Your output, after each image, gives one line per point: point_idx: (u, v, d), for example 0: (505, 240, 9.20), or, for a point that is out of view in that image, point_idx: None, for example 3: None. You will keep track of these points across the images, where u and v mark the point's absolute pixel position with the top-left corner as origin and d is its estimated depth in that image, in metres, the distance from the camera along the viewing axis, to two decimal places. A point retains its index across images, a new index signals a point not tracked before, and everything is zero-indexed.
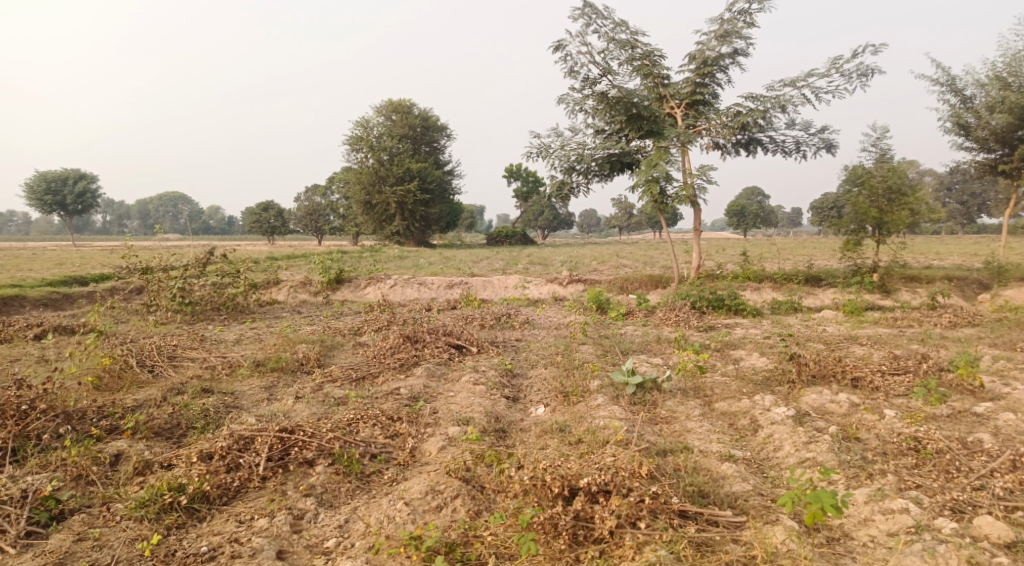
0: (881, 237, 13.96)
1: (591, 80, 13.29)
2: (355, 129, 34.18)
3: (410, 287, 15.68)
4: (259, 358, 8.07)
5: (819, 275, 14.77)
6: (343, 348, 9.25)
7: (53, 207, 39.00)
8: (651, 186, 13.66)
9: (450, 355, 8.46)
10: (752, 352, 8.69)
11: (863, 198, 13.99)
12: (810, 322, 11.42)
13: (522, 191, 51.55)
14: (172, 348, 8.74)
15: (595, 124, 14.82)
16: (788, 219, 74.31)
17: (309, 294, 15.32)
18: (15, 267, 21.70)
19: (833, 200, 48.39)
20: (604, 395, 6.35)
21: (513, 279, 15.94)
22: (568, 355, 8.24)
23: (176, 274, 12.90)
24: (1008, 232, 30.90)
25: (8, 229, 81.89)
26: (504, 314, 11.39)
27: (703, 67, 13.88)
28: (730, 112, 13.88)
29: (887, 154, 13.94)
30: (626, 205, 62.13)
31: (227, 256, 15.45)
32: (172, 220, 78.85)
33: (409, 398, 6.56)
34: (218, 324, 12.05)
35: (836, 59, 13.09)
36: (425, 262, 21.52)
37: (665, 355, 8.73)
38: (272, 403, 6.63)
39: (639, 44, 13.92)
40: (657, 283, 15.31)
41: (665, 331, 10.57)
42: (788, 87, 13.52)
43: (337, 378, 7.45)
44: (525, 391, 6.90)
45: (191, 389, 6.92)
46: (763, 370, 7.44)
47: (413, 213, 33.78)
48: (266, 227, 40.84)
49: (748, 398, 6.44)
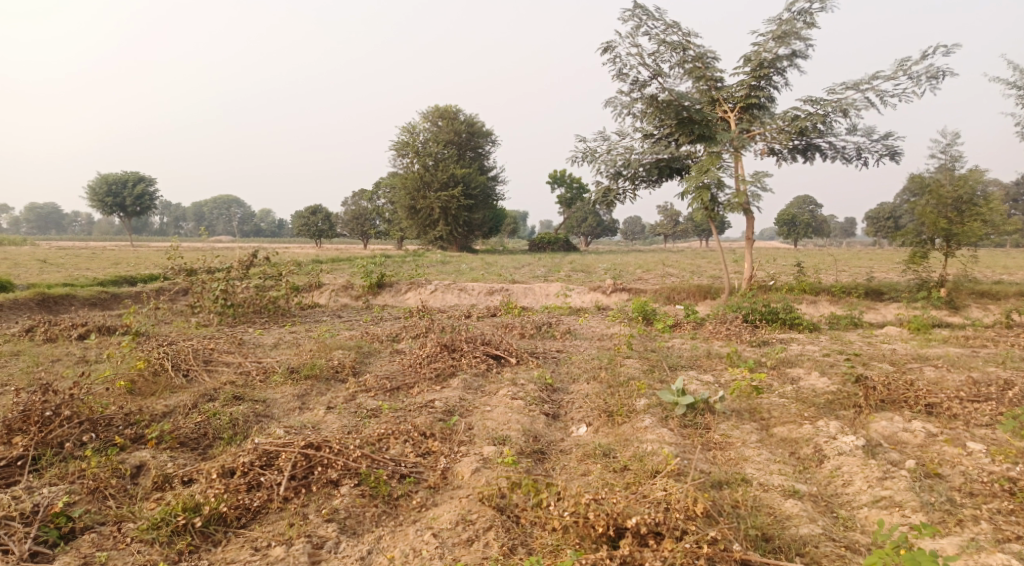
0: (949, 250, 13.04)
1: (640, 83, 12.86)
2: (402, 134, 34.29)
3: (450, 293, 15.48)
4: (294, 364, 7.90)
5: (881, 288, 13.91)
6: (379, 355, 9.01)
7: (114, 208, 40.43)
8: (702, 193, 13.11)
9: (488, 366, 8.12)
10: (812, 372, 8.09)
11: (930, 208, 13.12)
12: (872, 340, 10.69)
13: (566, 197, 51.06)
14: (209, 351, 8.66)
15: (643, 128, 14.35)
16: (842, 229, 71.60)
17: (350, 298, 15.28)
18: (75, 266, 22.49)
19: (891, 209, 46.47)
20: (650, 415, 5.91)
21: (555, 287, 15.57)
22: (612, 369, 7.80)
23: (219, 276, 12.97)
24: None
25: (73, 229, 85.69)
26: (545, 323, 11.01)
27: (759, 70, 13.25)
28: (787, 116, 13.25)
29: (959, 161, 13.04)
30: (673, 212, 60.97)
31: (272, 259, 15.53)
32: (225, 222, 81.14)
33: (443, 411, 6.25)
34: (259, 327, 12.01)
35: (903, 61, 12.33)
36: (466, 267, 21.34)
37: (715, 372, 8.22)
38: (303, 413, 6.41)
39: (691, 46, 13.43)
40: (705, 293, 14.70)
41: (716, 346, 10.03)
42: (851, 90, 12.80)
43: (371, 387, 7.20)
44: (566, 408, 6.50)
45: (223, 396, 6.78)
46: (826, 392, 6.86)
47: (457, 218, 33.74)
48: (313, 230, 41.55)
49: (810, 423, 5.90)
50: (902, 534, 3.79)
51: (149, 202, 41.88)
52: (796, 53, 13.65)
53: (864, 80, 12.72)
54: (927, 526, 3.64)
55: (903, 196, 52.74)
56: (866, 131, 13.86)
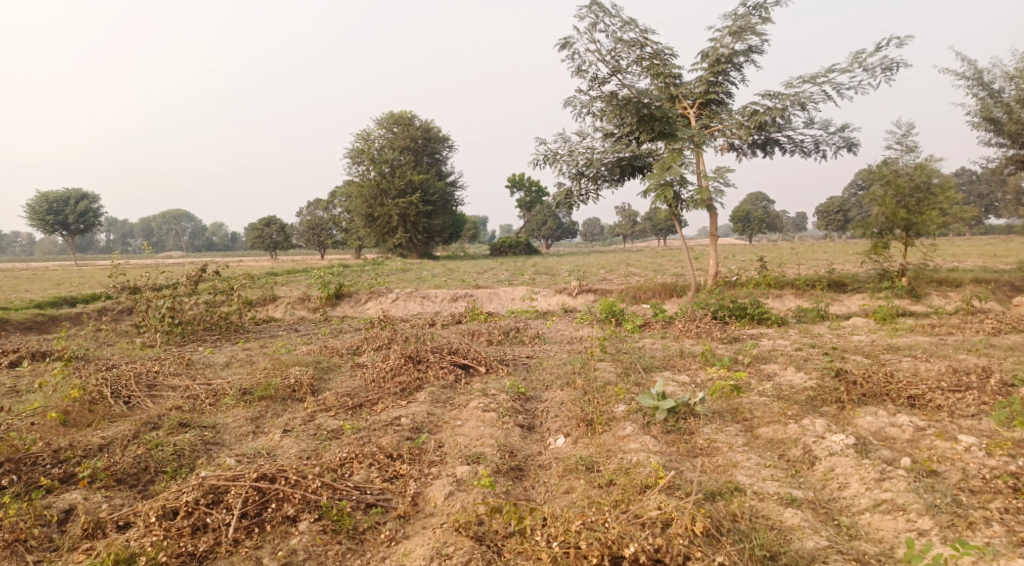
0: (909, 239, 13.18)
1: (600, 79, 12.65)
2: (356, 141, 33.54)
3: (413, 301, 15.00)
4: (247, 384, 7.36)
5: (844, 280, 13.97)
6: (340, 370, 8.51)
7: (55, 226, 38.47)
8: (665, 190, 12.95)
9: (456, 376, 7.71)
10: (788, 367, 7.93)
11: (889, 198, 13.24)
12: (840, 332, 10.65)
13: (525, 201, 50.81)
14: (153, 375, 8.03)
15: (603, 127, 14.15)
16: (793, 224, 73.20)
17: (307, 311, 14.67)
18: (12, 288, 21.16)
19: (840, 203, 47.74)
20: (631, 422, 5.60)
21: (520, 290, 15.24)
22: (586, 374, 7.48)
23: (166, 293, 12.24)
24: (1015, 235, 30.14)
25: (12, 249, 81.63)
26: (513, 328, 10.65)
27: (717, 65, 13.19)
28: (746, 110, 13.23)
29: (914, 151, 13.21)
30: (631, 213, 61.47)
31: (223, 273, 14.78)
32: (175, 237, 78.53)
33: (411, 429, 5.83)
34: (210, 345, 11.33)
35: (857, 53, 12.43)
36: (428, 274, 20.83)
37: (691, 371, 7.99)
38: (257, 438, 5.90)
39: (648, 43, 13.30)
40: (672, 291, 14.55)
41: (688, 344, 9.83)
42: (807, 84, 12.85)
43: (331, 406, 6.71)
44: (541, 418, 6.14)
45: (167, 423, 6.23)
46: (805, 388, 6.67)
47: (416, 225, 33.14)
48: (269, 242, 40.39)
49: (796, 422, 5.68)
50: (917, 548, 3.60)
51: (93, 219, 40.00)
52: (751, 48, 13.67)
53: (820, 73, 12.78)
54: (968, 545, 3.44)
55: (850, 190, 54.41)
56: (823, 124, 13.95)
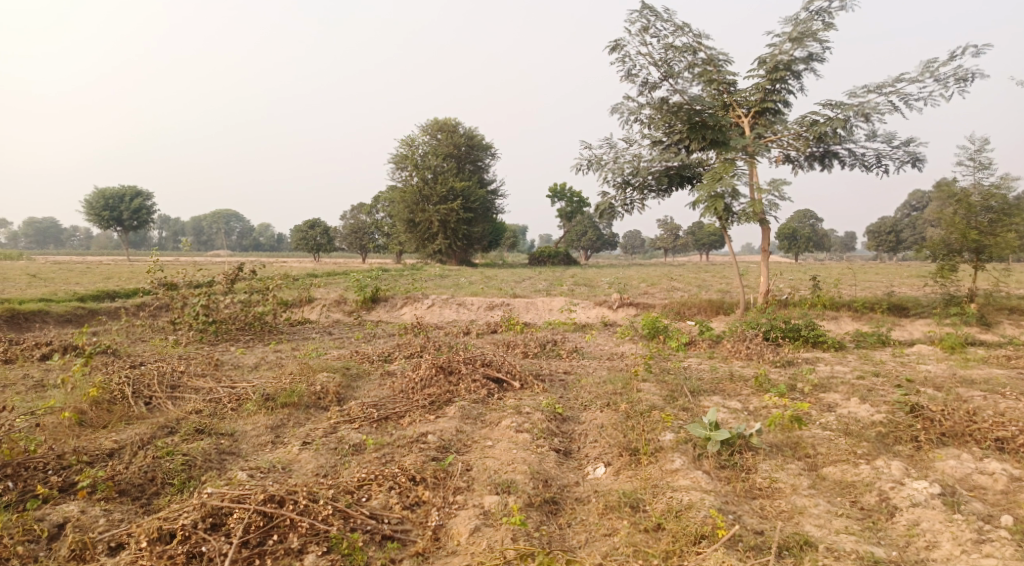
0: (981, 263, 12.19)
1: (651, 84, 12.12)
2: (400, 147, 33.59)
3: (448, 308, 14.64)
4: (271, 389, 7.03)
5: (906, 303, 13.03)
6: (368, 378, 8.15)
7: (111, 222, 39.59)
8: (716, 202, 12.31)
9: (488, 390, 7.24)
10: (851, 398, 7.24)
11: (959, 218, 12.24)
12: (904, 359, 9.83)
13: (566, 211, 50.17)
14: (178, 375, 7.81)
15: (651, 134, 13.58)
16: (841, 243, 70.68)
17: (342, 314, 14.46)
18: (64, 280, 21.65)
19: (892, 224, 45.76)
20: (679, 454, 5.05)
21: (559, 301, 14.73)
22: (628, 395, 6.93)
23: (201, 291, 12.15)
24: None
25: (71, 243, 84.90)
26: (550, 340, 10.15)
27: (774, 73, 12.51)
28: (805, 121, 12.51)
29: (988, 168, 12.27)
30: (673, 226, 60.35)
31: (259, 272, 14.68)
32: (223, 237, 80.48)
33: (437, 448, 5.39)
34: (242, 345, 11.15)
35: (930, 62, 11.61)
36: (465, 281, 20.50)
37: (742, 397, 7.37)
38: (275, 449, 5.56)
39: (702, 48, 12.72)
40: (718, 308, 13.84)
41: (737, 367, 9.18)
42: (873, 93, 12.07)
43: (355, 417, 6.33)
44: (578, 443, 5.64)
45: (183, 429, 5.96)
46: (874, 422, 5.99)
47: (456, 232, 32.95)
48: (312, 244, 40.80)
49: (866, 463, 5.05)
50: None
51: (146, 216, 41.07)
52: (812, 55, 12.95)
53: (887, 82, 11.99)
54: None
55: (904, 209, 52.21)
56: (887, 137, 13.12)
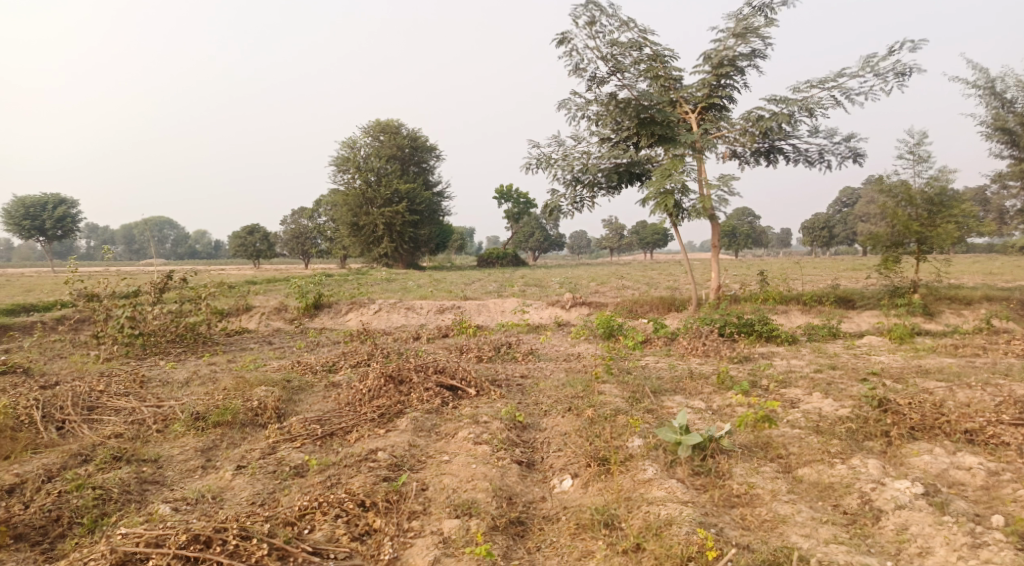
0: (922, 254, 12.43)
1: (598, 79, 11.91)
2: (342, 149, 32.63)
3: (396, 312, 14.06)
4: (201, 406, 6.37)
5: (852, 295, 13.19)
6: (311, 391, 7.55)
7: (32, 232, 36.97)
8: (666, 198, 12.15)
9: (442, 399, 6.77)
10: (813, 393, 7.11)
11: (900, 211, 12.44)
12: (857, 351, 9.87)
13: (513, 212, 49.89)
14: (96, 395, 7.02)
15: (600, 131, 13.37)
16: (777, 238, 73.01)
17: (284, 322, 13.70)
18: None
19: (825, 219, 47.39)
20: (650, 461, 4.73)
21: (511, 302, 14.35)
22: (590, 399, 6.60)
23: (126, 302, 11.21)
24: (1001, 254, 29.69)
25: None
26: (504, 343, 9.77)
27: (720, 68, 12.48)
28: (751, 116, 12.52)
29: (926, 161, 12.57)
30: (618, 225, 61.01)
31: (191, 280, 13.75)
32: (157, 245, 76.96)
33: (389, 467, 4.92)
34: (172, 359, 10.31)
35: (869, 57, 11.80)
36: (413, 285, 19.90)
37: (705, 396, 7.15)
38: (205, 476, 4.95)
39: (648, 43, 12.59)
40: (670, 305, 13.71)
41: (695, 364, 9.01)
42: (816, 88, 12.18)
43: (296, 435, 5.77)
44: (542, 453, 5.26)
45: (99, 456, 5.25)
46: (843, 418, 5.83)
47: (402, 235, 32.20)
48: (251, 251, 39.26)
49: (842, 463, 4.85)
50: None
51: (72, 226, 38.64)
52: (755, 51, 12.99)
53: (829, 77, 12.13)
54: None
55: (836, 206, 54.22)
56: (829, 132, 13.30)
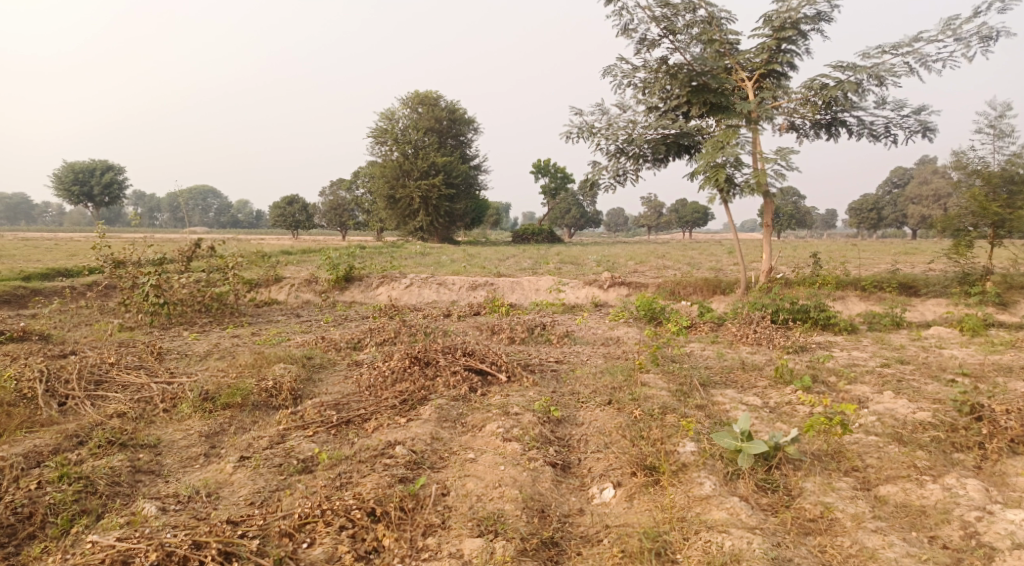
0: (999, 237, 11.26)
1: (648, 42, 11.03)
2: (380, 120, 32.14)
3: (427, 287, 13.54)
4: (211, 385, 5.92)
5: (917, 282, 12.12)
6: (332, 370, 7.07)
7: (81, 198, 37.61)
8: (717, 172, 11.26)
9: (470, 386, 6.20)
10: (885, 392, 6.30)
11: (976, 190, 11.26)
12: (926, 344, 8.95)
13: (550, 188, 48.85)
14: (106, 367, 6.67)
15: (647, 100, 12.50)
16: (822, 220, 70.55)
17: (313, 294, 13.32)
18: (25, 257, 20.16)
19: (876, 201, 45.25)
20: (705, 472, 4.11)
21: (546, 280, 13.69)
22: (633, 391, 5.94)
23: (151, 269, 10.91)
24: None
25: (44, 220, 82.13)
26: (538, 324, 9.14)
27: (781, 31, 11.44)
28: (814, 84, 11.49)
29: (1008, 136, 11.36)
30: (657, 203, 59.57)
31: (220, 248, 13.42)
32: (200, 214, 78.32)
33: (406, 464, 4.38)
34: (196, 330, 9.98)
35: (950, 20, 10.63)
36: (447, 259, 19.35)
37: (761, 392, 6.42)
38: (205, 467, 4.52)
39: (702, 4, 11.60)
40: (715, 288, 12.86)
41: (746, 354, 8.24)
42: (888, 54, 11.05)
43: (310, 422, 5.26)
44: (579, 454, 4.67)
45: (95, 439, 4.85)
46: (928, 424, 5.03)
47: (438, 208, 31.68)
48: (290, 222, 39.33)
49: (934, 481, 4.11)
50: None
51: (118, 193, 39.22)
52: (820, 14, 11.90)
53: (904, 42, 11.00)
54: None
55: (886, 187, 51.76)
56: (897, 104, 12.16)
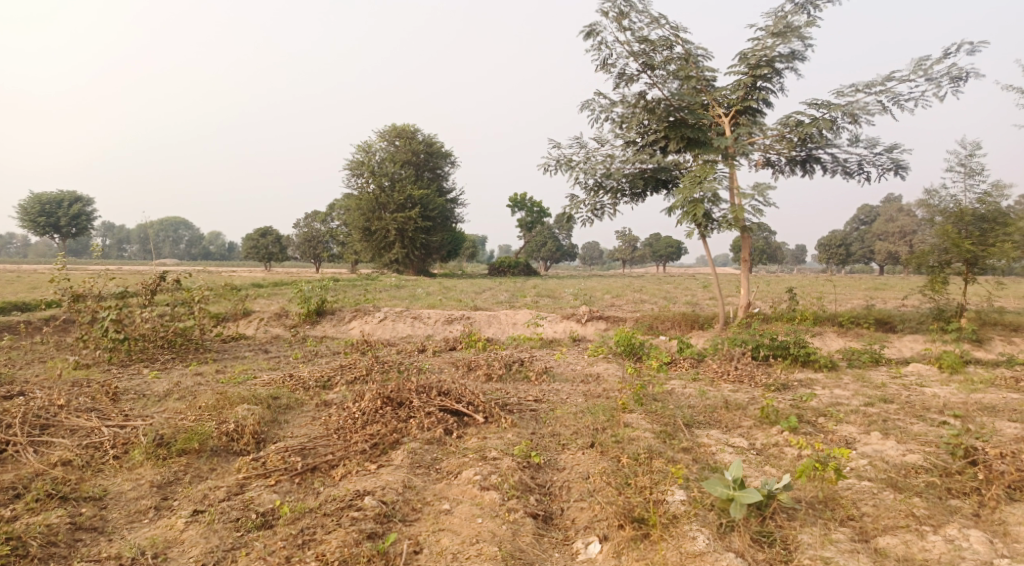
0: (972, 274, 11.34)
1: (626, 77, 11.07)
2: (356, 153, 31.97)
3: (402, 321, 13.21)
4: (167, 429, 5.51)
5: (893, 318, 12.15)
6: (299, 411, 6.70)
7: (47, 228, 36.60)
8: (695, 208, 11.24)
9: (446, 428, 5.88)
10: (873, 433, 6.13)
11: (948, 227, 11.38)
12: (906, 381, 8.87)
13: (526, 221, 48.91)
14: (55, 410, 6.22)
15: (624, 134, 12.51)
16: (793, 255, 71.88)
17: (284, 328, 12.89)
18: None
19: (844, 237, 46.21)
20: (697, 525, 3.88)
21: (523, 314, 13.46)
22: (616, 433, 5.68)
23: (112, 303, 10.42)
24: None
25: (7, 250, 79.91)
26: (516, 360, 8.88)
27: (756, 69, 11.58)
28: (789, 121, 11.61)
29: (978, 174, 11.55)
30: (632, 237, 60.14)
31: (187, 281, 12.96)
32: (171, 245, 76.95)
33: (376, 518, 4.05)
34: (157, 367, 9.49)
35: (920, 61, 10.89)
36: (423, 292, 19.04)
37: (747, 433, 6.21)
38: (155, 523, 4.15)
39: (679, 42, 11.72)
40: (693, 323, 12.74)
41: (729, 392, 8.06)
42: (861, 93, 11.24)
43: (272, 470, 4.89)
44: (562, 502, 4.40)
45: (32, 492, 4.45)
46: (921, 468, 4.86)
47: (414, 240, 31.43)
48: (263, 254, 38.71)
49: (934, 532, 3.91)
50: None
51: (86, 223, 38.26)
52: (793, 53, 12.11)
53: (876, 81, 11.21)
54: None
55: (853, 223, 52.96)
56: (870, 141, 12.35)
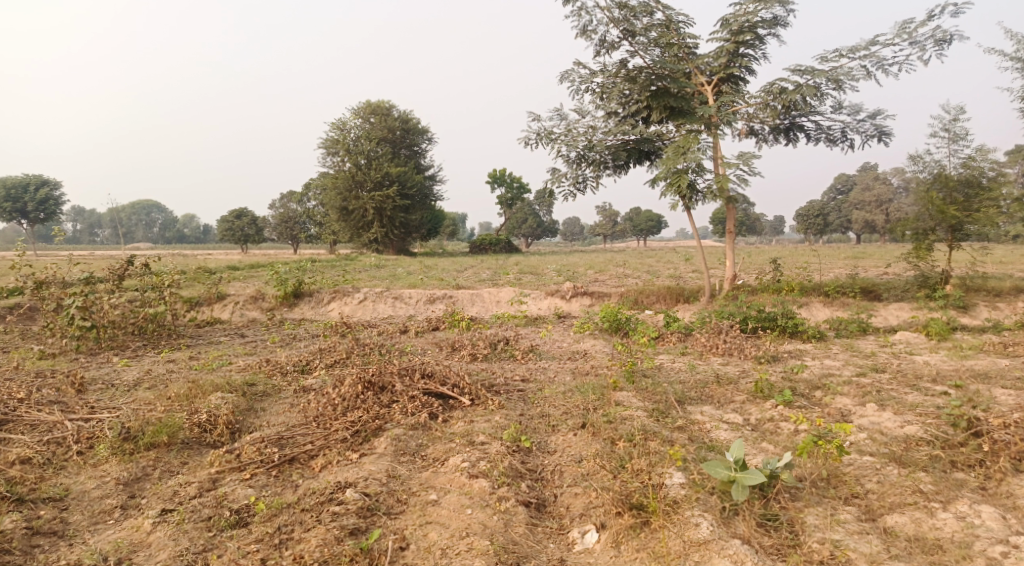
0: (956, 241, 11.26)
1: (607, 45, 10.72)
2: (331, 131, 31.16)
3: (382, 301, 12.87)
4: (134, 421, 5.19)
5: (879, 287, 12.06)
6: (277, 398, 6.39)
7: (14, 214, 35.38)
8: (679, 178, 11.01)
9: (430, 412, 5.62)
10: (868, 405, 5.99)
11: (933, 193, 11.25)
12: (895, 350, 8.78)
13: (506, 198, 48.36)
14: (14, 404, 5.84)
15: (606, 105, 12.19)
16: (771, 226, 72.31)
17: (260, 312, 12.48)
18: None
19: (822, 207, 46.45)
20: (699, 510, 3.70)
21: (507, 292, 13.17)
22: (608, 412, 5.46)
23: (78, 290, 9.94)
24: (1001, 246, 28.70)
25: None
26: (501, 339, 8.62)
27: (739, 36, 11.29)
28: (773, 88, 11.36)
29: (962, 139, 11.42)
30: (612, 212, 59.95)
31: (157, 265, 12.46)
32: (144, 229, 75.23)
33: (358, 512, 3.81)
34: (128, 355, 9.08)
35: (904, 24, 10.68)
36: (403, 271, 18.65)
37: (742, 408, 6.02)
38: (119, 524, 3.87)
39: (659, 8, 11.37)
40: (679, 296, 12.56)
41: (719, 366, 7.89)
42: (845, 58, 11.02)
43: (247, 462, 4.61)
44: (555, 488, 4.19)
45: None
46: (923, 440, 4.71)
47: (393, 219, 30.90)
48: (239, 236, 37.89)
49: (943, 509, 3.77)
50: None
51: (54, 208, 37.06)
52: (775, 19, 11.83)
53: (860, 46, 10.99)
54: None
55: (830, 193, 53.23)
56: (854, 108, 12.17)
